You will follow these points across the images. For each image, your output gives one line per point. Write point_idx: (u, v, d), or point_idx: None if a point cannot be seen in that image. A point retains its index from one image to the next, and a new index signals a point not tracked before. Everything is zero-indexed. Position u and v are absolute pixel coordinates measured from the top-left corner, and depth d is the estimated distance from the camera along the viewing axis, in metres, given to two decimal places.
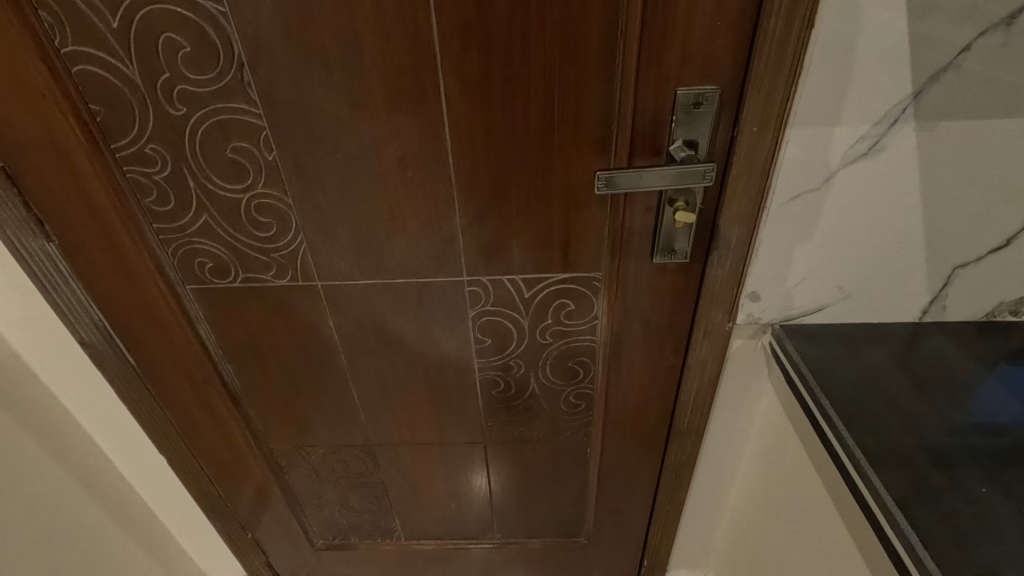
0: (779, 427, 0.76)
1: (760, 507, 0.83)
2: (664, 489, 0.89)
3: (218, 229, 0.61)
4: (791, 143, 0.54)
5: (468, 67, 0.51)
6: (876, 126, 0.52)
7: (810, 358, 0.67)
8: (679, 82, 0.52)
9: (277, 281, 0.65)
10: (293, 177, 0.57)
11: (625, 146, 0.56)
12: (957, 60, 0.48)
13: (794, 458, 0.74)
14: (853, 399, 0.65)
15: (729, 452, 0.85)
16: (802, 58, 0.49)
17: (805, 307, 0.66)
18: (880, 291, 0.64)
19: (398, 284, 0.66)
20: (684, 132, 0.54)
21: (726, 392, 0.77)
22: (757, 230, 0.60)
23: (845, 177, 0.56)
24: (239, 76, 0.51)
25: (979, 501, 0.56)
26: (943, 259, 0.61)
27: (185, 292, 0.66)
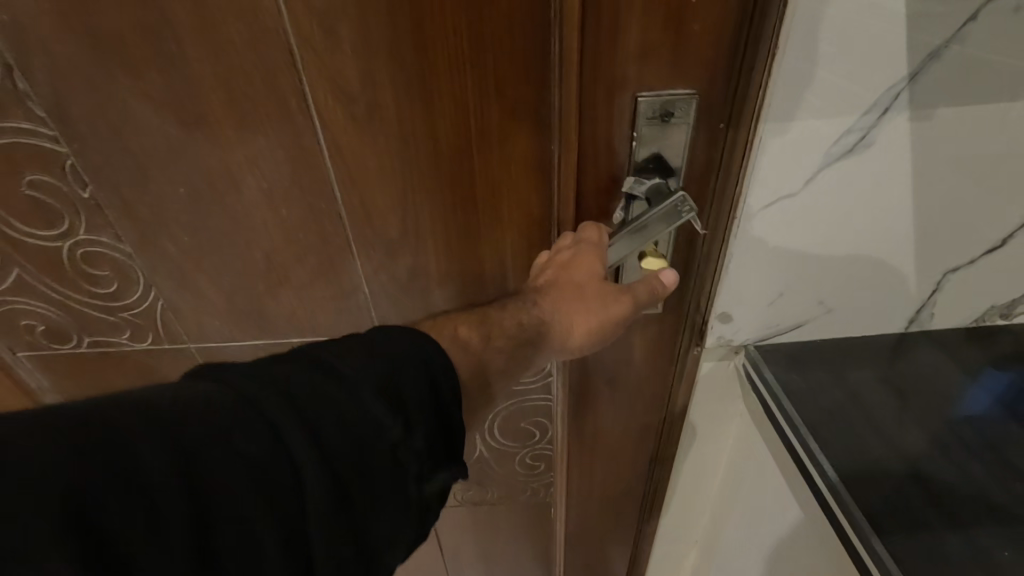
0: (754, 460, 0.68)
1: (738, 547, 0.75)
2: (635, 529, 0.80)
3: (40, 285, 0.56)
4: (763, 143, 0.44)
5: (345, 61, 0.41)
6: (865, 117, 0.43)
7: (789, 381, 0.60)
8: (634, 89, 0.41)
9: (135, 343, 0.62)
10: (118, 216, 0.51)
11: (575, 168, 0.44)
12: (960, 34, 0.39)
13: (776, 498, 0.66)
14: (827, 424, 0.60)
15: (699, 485, 0.77)
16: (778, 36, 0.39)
17: (781, 325, 0.57)
18: (866, 302, 0.56)
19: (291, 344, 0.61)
20: (646, 150, 0.44)
21: (693, 423, 0.68)
22: (727, 244, 0.50)
23: (828, 178, 0.46)
24: (9, 82, 0.43)
25: (986, 550, 0.52)
26: (933, 264, 0.53)
27: (22, 356, 0.63)
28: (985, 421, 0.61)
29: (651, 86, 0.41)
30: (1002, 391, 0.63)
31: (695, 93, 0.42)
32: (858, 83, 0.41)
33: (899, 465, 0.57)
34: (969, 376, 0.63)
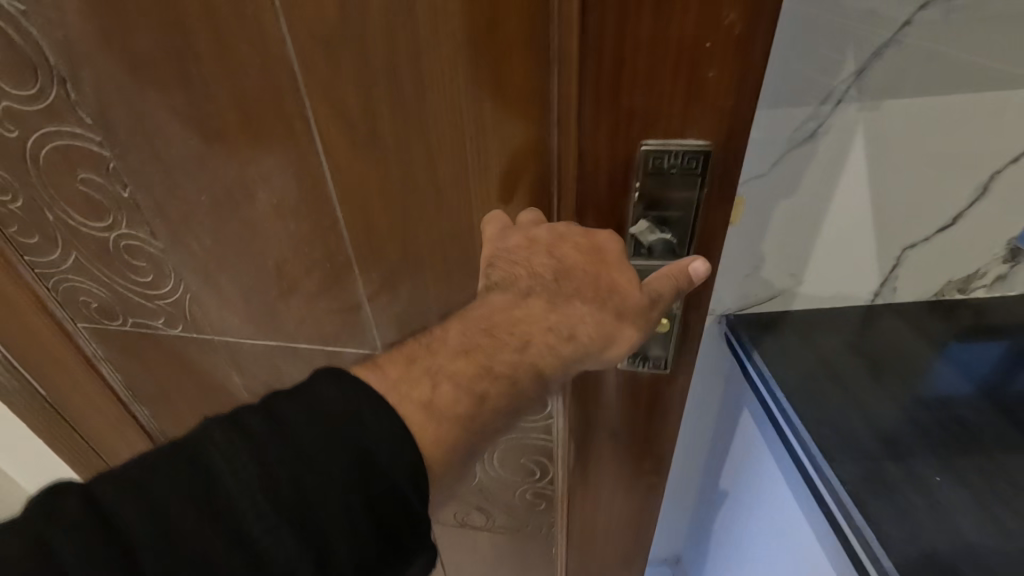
0: (739, 412, 0.75)
1: (731, 490, 0.83)
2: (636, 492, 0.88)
3: (92, 268, 0.61)
4: (764, 124, 0.51)
5: (337, 90, 0.41)
6: (822, 107, 0.50)
7: (764, 345, 0.65)
8: (642, 133, 0.37)
9: (169, 330, 0.65)
10: (155, 219, 0.53)
11: (575, 203, 0.42)
12: (900, 35, 0.46)
13: (757, 445, 0.73)
14: (809, 394, 0.62)
15: (703, 441, 0.85)
16: None
17: (758, 295, 0.64)
18: (835, 276, 0.63)
19: (303, 348, 0.61)
20: (654, 198, 0.40)
21: (700, 383, 0.76)
22: None
23: (794, 162, 0.53)
24: (62, 92, 0.46)
25: (932, 486, 0.55)
26: (894, 242, 0.60)
27: (79, 329, 0.68)
28: (957, 398, 0.61)
29: (658, 134, 0.37)
30: (974, 362, 0.64)
31: (711, 147, 0.37)
32: (814, 78, 0.49)
33: (859, 420, 0.60)
34: (938, 351, 0.65)
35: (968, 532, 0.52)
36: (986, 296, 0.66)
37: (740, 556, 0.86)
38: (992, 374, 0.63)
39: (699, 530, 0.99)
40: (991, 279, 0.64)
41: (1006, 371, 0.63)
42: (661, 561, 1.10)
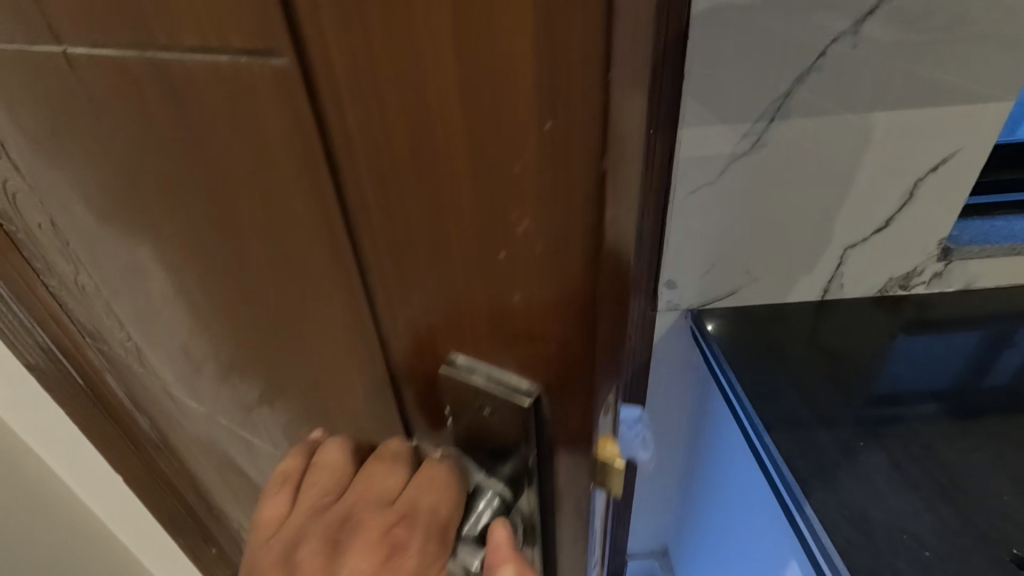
0: (710, 404, 0.80)
1: (708, 481, 0.88)
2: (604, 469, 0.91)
3: (71, 299, 0.53)
4: (683, 143, 0.54)
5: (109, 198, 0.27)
6: (754, 126, 0.52)
7: (724, 336, 0.67)
8: (444, 344, 0.23)
9: (138, 367, 0.56)
10: (94, 269, 0.46)
11: (381, 400, 0.27)
12: (818, 64, 0.49)
13: (728, 437, 0.78)
14: (763, 386, 0.65)
15: (674, 438, 0.90)
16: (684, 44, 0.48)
17: (716, 291, 0.66)
18: (782, 277, 0.65)
19: (224, 425, 0.48)
20: (479, 436, 0.26)
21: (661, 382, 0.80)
22: (664, 226, 0.59)
23: (732, 177, 0.56)
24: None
25: (857, 455, 0.60)
26: (835, 243, 0.62)
27: (94, 347, 0.59)
28: (907, 392, 0.64)
29: (469, 343, 0.23)
30: (925, 359, 0.66)
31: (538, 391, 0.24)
32: (752, 94, 0.51)
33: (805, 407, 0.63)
34: (887, 345, 0.67)
35: (899, 518, 0.55)
36: (927, 291, 0.68)
37: (721, 548, 0.90)
38: (941, 368, 0.65)
39: (681, 520, 1.04)
40: (928, 278, 0.66)
41: (960, 369, 0.65)
42: (648, 554, 1.15)
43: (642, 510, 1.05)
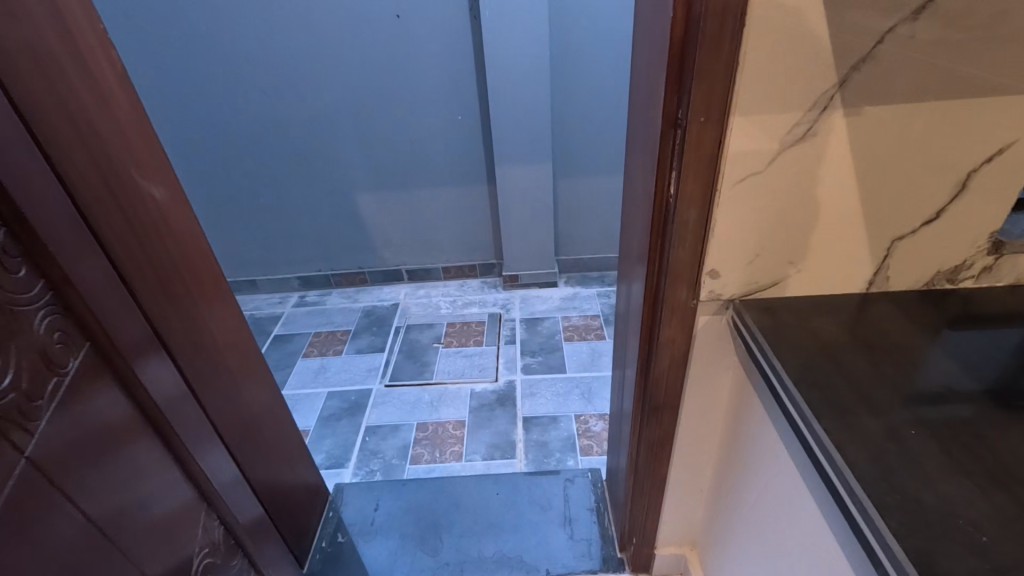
0: (745, 393, 0.81)
1: (740, 470, 0.87)
2: (640, 441, 0.96)
3: None
4: (735, 131, 0.59)
5: None
6: (810, 112, 0.58)
7: (765, 324, 0.70)
8: None
9: None
10: None
11: None
12: (875, 52, 0.54)
13: (758, 421, 0.78)
14: (810, 365, 0.65)
15: (707, 427, 0.92)
16: (741, 40, 0.54)
17: (759, 282, 0.71)
18: (827, 264, 0.69)
19: None
20: None
21: (698, 370, 0.83)
22: (714, 208, 0.65)
23: (786, 159, 0.61)
24: None
25: None
26: (883, 232, 0.66)
27: None
28: (962, 390, 0.60)
29: None
30: (973, 351, 0.65)
31: None
32: (803, 87, 0.56)
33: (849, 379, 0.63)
34: (933, 338, 0.67)
35: None
36: (974, 285, 0.72)
37: (743, 546, 0.90)
38: (991, 364, 0.63)
39: (710, 515, 1.04)
40: (977, 270, 0.70)
41: (1014, 366, 0.63)
42: (676, 548, 1.16)
43: (674, 499, 1.05)
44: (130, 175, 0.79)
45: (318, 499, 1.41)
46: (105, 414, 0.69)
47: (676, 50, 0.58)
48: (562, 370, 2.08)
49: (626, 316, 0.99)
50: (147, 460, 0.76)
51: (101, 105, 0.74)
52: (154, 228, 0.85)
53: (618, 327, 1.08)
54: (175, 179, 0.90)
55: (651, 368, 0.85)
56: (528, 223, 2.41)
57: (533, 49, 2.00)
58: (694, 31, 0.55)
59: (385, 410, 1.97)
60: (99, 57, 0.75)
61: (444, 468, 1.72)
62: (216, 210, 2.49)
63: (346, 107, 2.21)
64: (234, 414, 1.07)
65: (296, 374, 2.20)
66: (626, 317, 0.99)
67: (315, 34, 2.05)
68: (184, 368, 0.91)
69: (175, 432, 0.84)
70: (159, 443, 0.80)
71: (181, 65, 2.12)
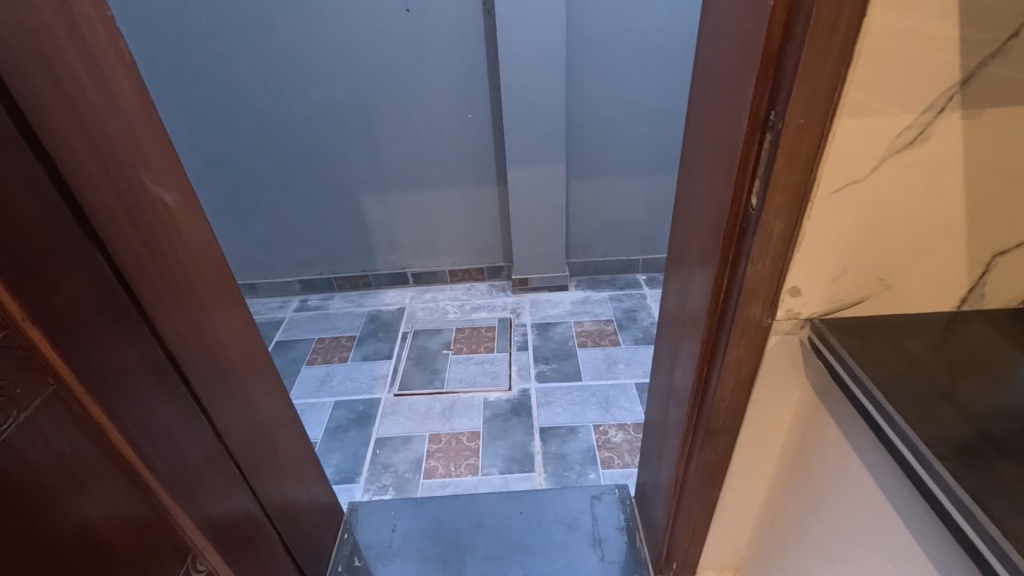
0: (816, 419, 0.75)
1: (806, 501, 0.81)
2: (691, 465, 0.90)
3: None
4: (838, 135, 0.53)
5: None
6: (924, 114, 0.52)
7: (855, 347, 0.64)
8: None
9: None
10: None
11: None
12: (1006, 46, 0.48)
13: (835, 451, 0.72)
14: (915, 395, 0.59)
15: (764, 450, 0.86)
16: (857, 33, 0.48)
17: (843, 300, 0.65)
18: (921, 280, 0.63)
19: None
20: None
21: (762, 393, 0.77)
22: (803, 222, 0.59)
23: (891, 167, 0.55)
24: None
25: None
26: (986, 246, 0.60)
27: None
28: None
29: None
30: None
31: None
32: (921, 85, 0.50)
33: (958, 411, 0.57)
34: None
35: None
36: None
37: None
38: None
39: (759, 541, 0.98)
40: None
41: None
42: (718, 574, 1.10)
43: (720, 525, 0.99)
44: (141, 179, 0.72)
45: (332, 520, 1.34)
46: (49, 477, 0.55)
47: (775, 45, 0.52)
48: (578, 378, 2.01)
49: (675, 330, 0.93)
50: (117, 522, 0.63)
51: (109, 102, 0.66)
52: (167, 238, 0.77)
53: (666, 340, 1.02)
54: (188, 182, 0.82)
55: (711, 391, 0.78)
56: (539, 225, 2.34)
57: (550, 45, 1.92)
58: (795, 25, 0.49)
59: (395, 421, 1.89)
60: (106, 48, 0.66)
61: (460, 483, 1.65)
62: (214, 211, 2.40)
63: (351, 104, 2.13)
64: (249, 437, 0.99)
65: (301, 383, 2.12)
66: (677, 331, 0.93)
67: (320, 28, 1.96)
68: (201, 393, 0.83)
69: (185, 466, 0.76)
70: (152, 491, 0.69)
71: (179, 60, 2.02)
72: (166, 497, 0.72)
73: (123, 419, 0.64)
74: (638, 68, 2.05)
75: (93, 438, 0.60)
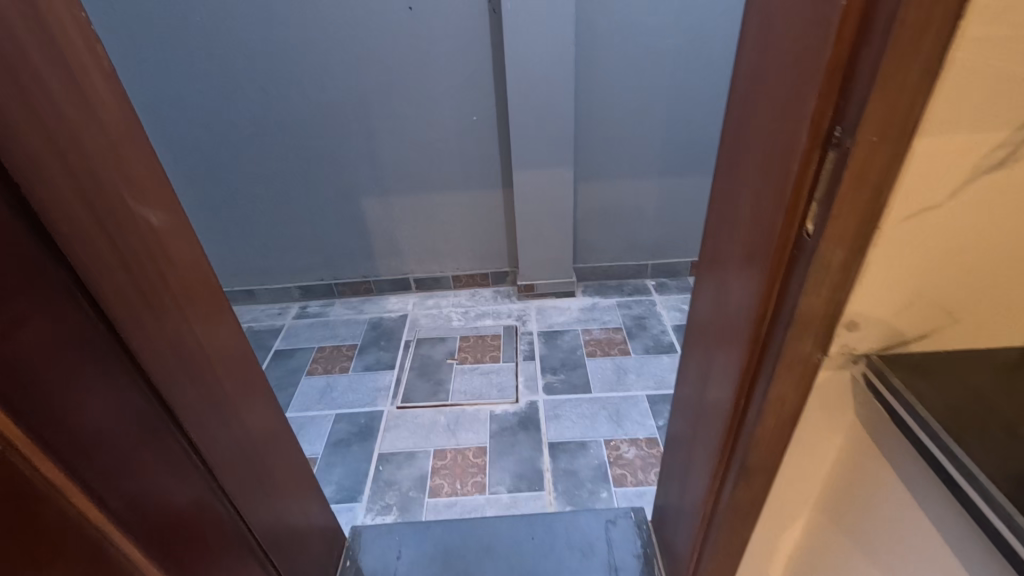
0: (867, 461, 0.68)
1: (851, 548, 0.73)
2: (723, 502, 0.83)
3: None
4: (916, 155, 0.46)
5: None
6: (1019, 132, 0.45)
7: (920, 387, 0.57)
8: None
9: None
10: None
11: None
12: None
13: (891, 499, 0.65)
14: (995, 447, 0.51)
15: (803, 489, 0.79)
16: (951, 38, 0.41)
17: (906, 335, 0.58)
18: (995, 313, 0.56)
19: None
20: None
21: (806, 431, 0.70)
22: (867, 251, 0.52)
23: (974, 190, 0.48)
24: None
25: None
26: None
27: None
28: None
29: None
30: None
31: None
32: (1018, 98, 0.43)
33: None
34: None
35: None
36: None
37: None
38: None
39: None
40: None
41: None
42: None
43: (750, 565, 0.92)
44: (123, 199, 0.65)
45: (333, 547, 1.27)
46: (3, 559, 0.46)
47: (847, 51, 0.45)
48: (587, 390, 1.94)
49: (709, 354, 0.87)
50: None
51: (86, 114, 0.59)
52: (154, 262, 0.70)
53: (697, 361, 0.95)
54: (177, 199, 0.75)
55: (749, 426, 0.72)
56: (545, 230, 2.27)
57: (558, 44, 1.85)
58: (867, 33, 0.42)
59: (398, 435, 1.82)
60: (83, 54, 0.60)
61: (467, 502, 1.58)
62: (210, 216, 2.33)
63: (352, 105, 2.05)
64: (245, 469, 0.92)
65: (300, 394, 2.05)
66: (711, 356, 0.86)
67: (319, 27, 1.89)
68: (187, 431, 0.75)
69: (167, 518, 0.68)
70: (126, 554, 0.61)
71: (173, 61, 1.95)
72: (140, 559, 0.63)
73: (93, 477, 0.56)
74: (649, 69, 1.98)
75: (55, 505, 0.51)
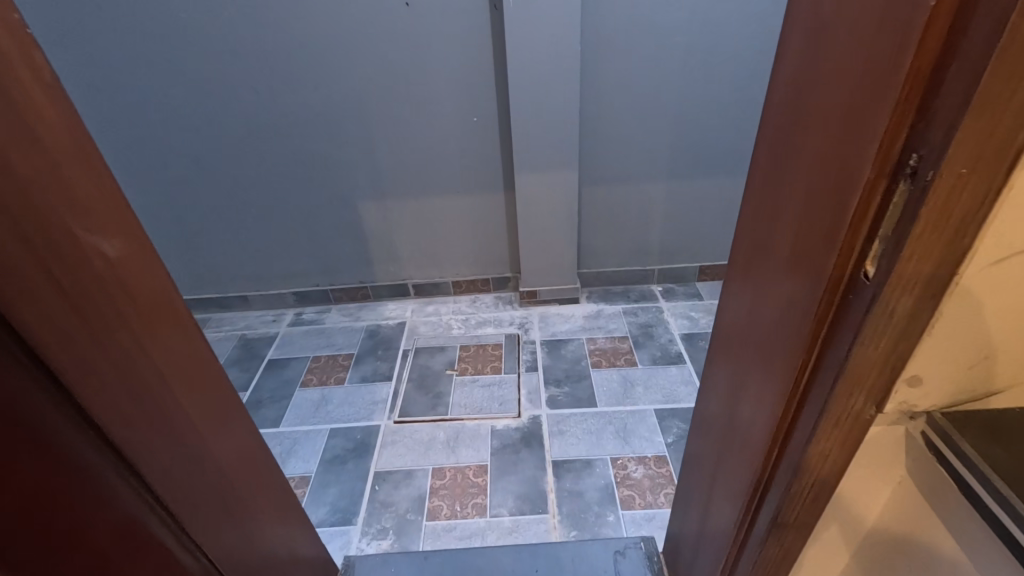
0: (921, 524, 0.60)
1: None
2: (750, 555, 0.75)
3: None
4: (1013, 193, 0.38)
5: None
6: None
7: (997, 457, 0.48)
8: None
9: None
10: None
11: None
12: None
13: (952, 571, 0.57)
14: None
15: (842, 545, 0.71)
16: None
17: (976, 390, 0.50)
18: None
19: None
20: None
21: (851, 487, 0.62)
22: (942, 301, 0.44)
23: None
24: None
25: None
26: None
27: None
28: None
29: None
30: None
31: None
32: None
33: None
34: None
35: None
36: None
37: None
38: None
39: None
40: None
41: None
42: None
43: None
44: (68, 228, 0.56)
45: None
46: None
47: (932, 64, 0.36)
48: (593, 404, 1.86)
49: (737, 389, 0.79)
50: None
51: (19, 133, 0.50)
52: (111, 297, 0.61)
53: (723, 395, 0.87)
54: (135, 223, 0.66)
55: (783, 481, 0.64)
56: (549, 235, 2.19)
57: (562, 41, 1.76)
58: (961, 40, 0.34)
59: (395, 452, 1.74)
60: (16, 61, 0.51)
61: (467, 526, 1.50)
62: (200, 221, 2.24)
63: (346, 105, 1.96)
64: (231, 512, 0.85)
65: (294, 407, 1.97)
66: (740, 393, 0.78)
67: (311, 23, 1.80)
68: (157, 488, 0.66)
69: None
70: None
71: (158, 59, 1.85)
72: None
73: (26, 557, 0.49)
74: (657, 67, 1.88)
75: None
